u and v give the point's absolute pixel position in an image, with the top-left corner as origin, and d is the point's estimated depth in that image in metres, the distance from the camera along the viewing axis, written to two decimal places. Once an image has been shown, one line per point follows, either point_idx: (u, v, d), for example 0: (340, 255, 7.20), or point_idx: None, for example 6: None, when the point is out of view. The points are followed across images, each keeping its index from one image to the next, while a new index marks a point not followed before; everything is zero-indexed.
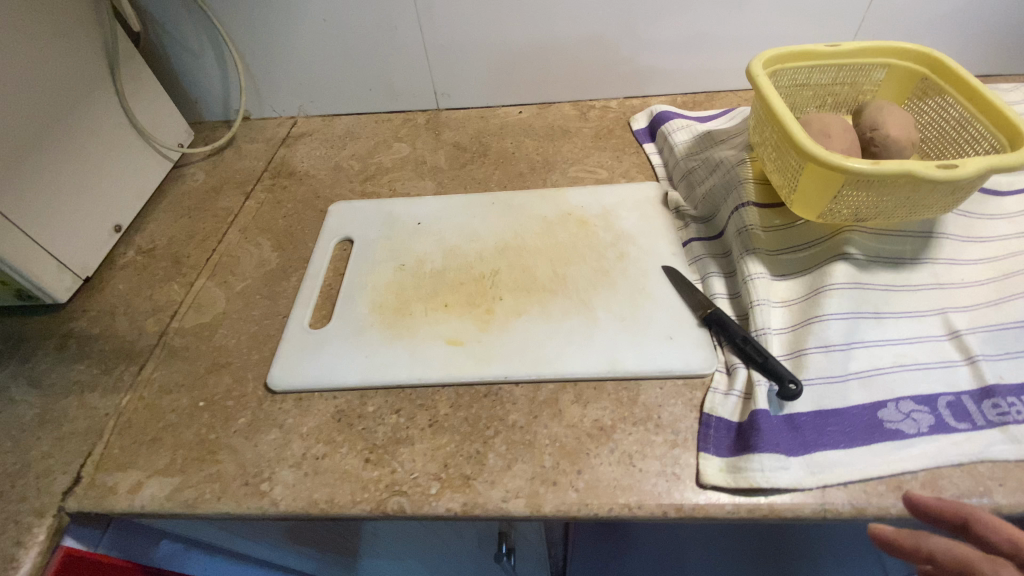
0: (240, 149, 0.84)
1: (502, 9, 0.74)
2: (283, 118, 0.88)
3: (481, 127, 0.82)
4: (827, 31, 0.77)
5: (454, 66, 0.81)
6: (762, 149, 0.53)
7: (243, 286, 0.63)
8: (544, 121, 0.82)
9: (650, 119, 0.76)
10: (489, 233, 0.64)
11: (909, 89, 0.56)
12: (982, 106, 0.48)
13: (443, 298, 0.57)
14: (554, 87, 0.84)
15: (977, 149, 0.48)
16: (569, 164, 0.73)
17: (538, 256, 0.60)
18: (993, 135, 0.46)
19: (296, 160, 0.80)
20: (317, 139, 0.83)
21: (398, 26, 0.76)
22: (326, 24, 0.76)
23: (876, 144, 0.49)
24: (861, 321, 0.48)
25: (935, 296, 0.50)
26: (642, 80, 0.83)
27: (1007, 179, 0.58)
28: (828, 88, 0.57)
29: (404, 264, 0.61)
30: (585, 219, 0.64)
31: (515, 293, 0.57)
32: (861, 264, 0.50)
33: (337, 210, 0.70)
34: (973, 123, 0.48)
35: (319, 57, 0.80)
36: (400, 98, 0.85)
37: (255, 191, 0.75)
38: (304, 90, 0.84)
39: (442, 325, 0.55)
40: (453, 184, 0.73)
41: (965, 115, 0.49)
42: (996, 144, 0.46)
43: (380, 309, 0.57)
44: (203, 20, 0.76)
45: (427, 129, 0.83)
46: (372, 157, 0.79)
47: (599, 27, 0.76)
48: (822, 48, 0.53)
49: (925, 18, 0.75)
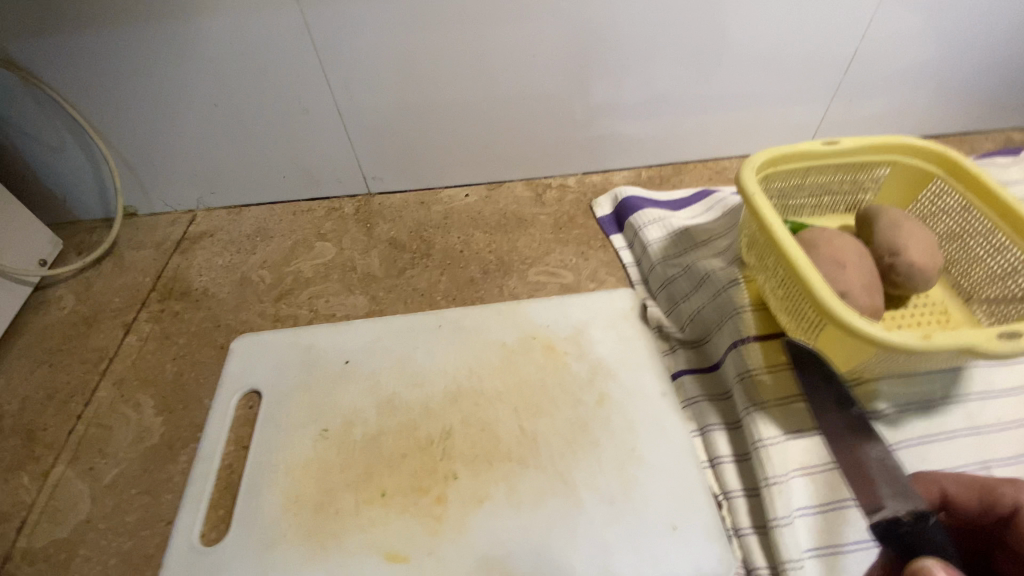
0: (122, 258, 0.67)
1: (434, 80, 0.63)
2: (177, 213, 0.72)
3: (421, 217, 0.69)
4: (798, 90, 0.69)
5: (383, 146, 0.68)
6: (761, 275, 0.44)
7: (117, 475, 0.49)
8: (495, 207, 0.70)
9: (615, 204, 0.67)
10: (436, 371, 0.51)
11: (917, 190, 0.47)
12: (1019, 229, 0.40)
13: (380, 481, 0.44)
14: (503, 164, 0.73)
15: (1012, 280, 0.41)
16: (527, 265, 0.62)
17: (499, 405, 0.49)
18: None
19: (192, 273, 0.64)
20: (218, 241, 0.68)
21: (307, 105, 0.63)
22: (219, 108, 0.62)
23: (898, 272, 0.41)
24: (896, 495, 0.39)
25: (976, 448, 0.42)
26: (601, 150, 0.73)
27: None
28: (826, 187, 0.49)
29: (327, 430, 0.48)
30: (552, 345, 0.53)
31: (472, 468, 0.45)
32: (890, 419, 0.42)
33: (240, 346, 0.54)
34: (1005, 248, 0.41)
35: (215, 144, 0.66)
36: (321, 184, 0.71)
37: (139, 321, 0.60)
38: (202, 180, 0.70)
39: (378, 529, 0.42)
40: (389, 299, 0.59)
41: (997, 234, 0.42)
42: None
43: (296, 507, 0.44)
44: (57, 110, 0.61)
45: (357, 220, 0.69)
46: (288, 264, 0.64)
47: (546, 95, 0.66)
48: (820, 147, 0.45)
49: (899, 77, 0.69)
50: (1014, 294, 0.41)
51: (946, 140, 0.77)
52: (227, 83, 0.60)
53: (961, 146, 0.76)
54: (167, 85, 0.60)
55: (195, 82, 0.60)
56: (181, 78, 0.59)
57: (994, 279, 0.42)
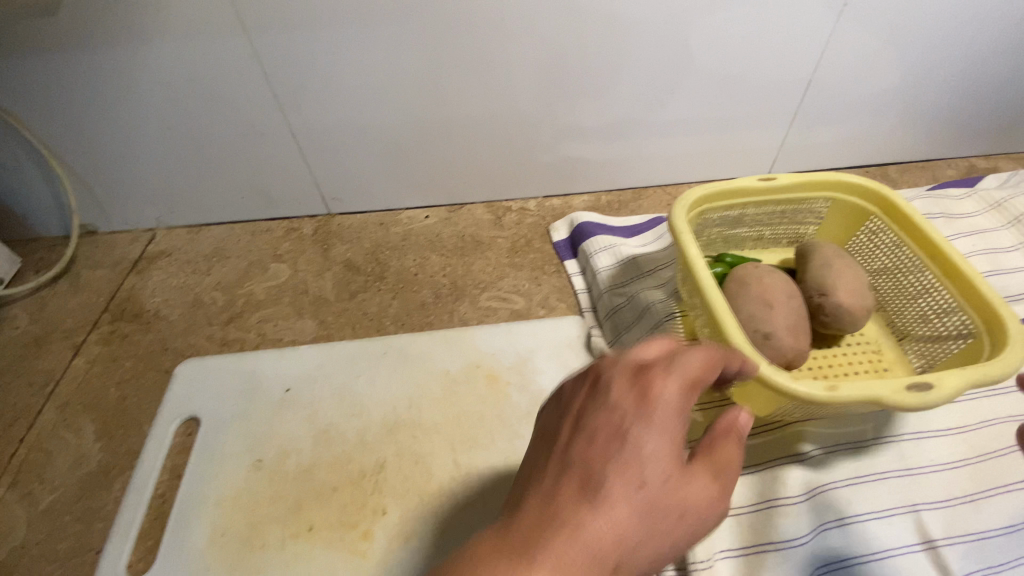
0: (79, 277, 0.67)
1: (391, 101, 0.62)
2: (137, 232, 0.72)
3: (379, 238, 0.69)
4: (762, 116, 0.69)
5: (341, 169, 0.68)
6: (693, 313, 0.44)
7: (52, 502, 0.48)
8: (453, 230, 0.70)
9: (571, 229, 0.67)
10: (376, 401, 0.51)
11: (855, 226, 0.47)
12: (946, 270, 0.40)
13: (308, 514, 0.44)
14: (463, 186, 0.73)
15: (941, 321, 0.41)
16: (479, 290, 0.62)
17: (435, 437, 0.48)
18: (963, 310, 0.39)
19: (146, 294, 0.64)
20: (175, 261, 0.68)
21: (261, 128, 0.63)
22: (173, 130, 0.62)
23: (825, 311, 0.41)
24: (819, 536, 0.39)
25: (906, 490, 0.41)
26: (563, 173, 0.73)
27: None
28: (766, 221, 0.49)
29: (261, 460, 0.48)
30: (495, 375, 0.53)
31: (402, 502, 0.45)
32: (817, 461, 0.42)
33: (184, 371, 0.54)
34: (934, 289, 0.41)
35: (172, 164, 0.66)
36: (281, 205, 0.71)
37: (88, 343, 0.60)
38: (161, 200, 0.70)
39: (302, 564, 0.42)
40: (337, 323, 0.59)
41: (926, 273, 0.42)
42: (967, 322, 0.38)
43: (223, 539, 0.44)
44: (10, 131, 0.60)
45: (314, 241, 0.69)
46: (241, 286, 0.64)
47: (504, 118, 0.66)
48: (755, 184, 0.45)
49: (863, 105, 0.68)
50: (943, 335, 0.41)
51: (910, 166, 0.77)
52: (179, 106, 0.60)
53: (924, 173, 0.76)
54: (119, 107, 0.59)
55: (148, 105, 0.60)
56: (133, 100, 0.59)
57: (923, 319, 0.42)
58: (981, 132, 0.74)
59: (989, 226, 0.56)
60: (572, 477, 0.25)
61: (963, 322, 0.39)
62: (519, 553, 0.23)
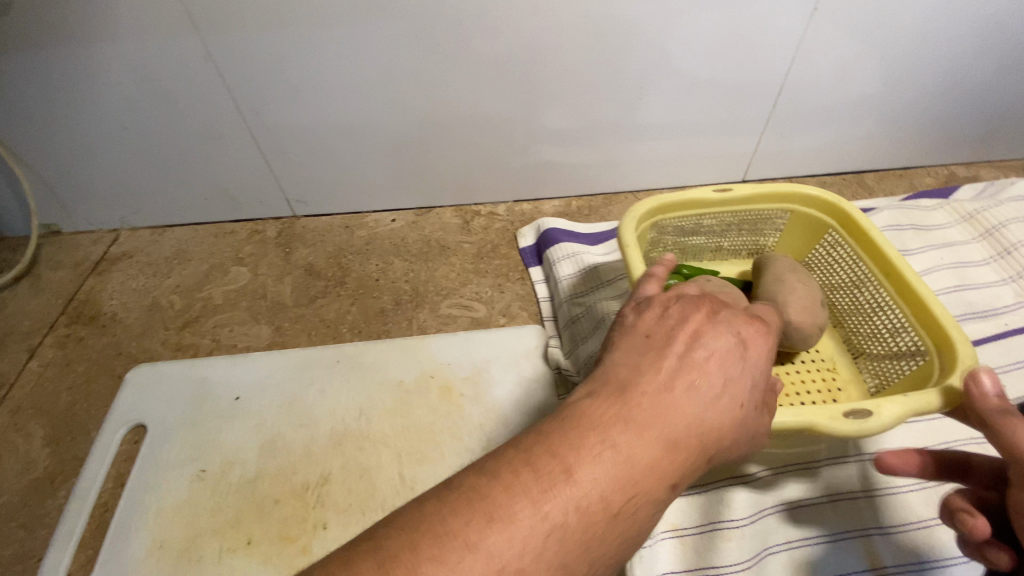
0: (39, 278, 0.67)
1: (404, 101, 0.61)
2: (101, 232, 0.71)
3: (343, 242, 0.68)
4: (736, 122, 0.67)
5: (306, 172, 0.67)
6: None
7: None
8: (420, 234, 0.69)
9: (537, 235, 0.65)
10: (326, 412, 0.50)
11: (815, 238, 0.46)
12: (900, 287, 0.39)
13: (248, 527, 0.44)
14: (431, 190, 0.72)
15: (896, 339, 0.40)
16: (441, 296, 0.61)
17: (383, 449, 0.48)
18: (914, 329, 0.38)
19: (104, 296, 0.64)
20: (137, 263, 0.67)
21: (221, 130, 0.62)
22: (130, 131, 0.61)
23: (776, 328, 0.40)
24: (762, 562, 0.38)
25: (858, 514, 0.40)
26: (534, 178, 0.72)
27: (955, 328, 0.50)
28: (724, 232, 0.48)
29: (205, 471, 0.47)
30: (448, 385, 0.51)
31: (344, 517, 0.44)
32: (765, 483, 0.41)
33: (135, 376, 0.53)
34: (888, 306, 0.40)
35: (132, 165, 0.65)
36: (245, 207, 0.70)
37: (43, 346, 0.59)
38: (124, 200, 0.69)
39: None
40: (294, 330, 0.58)
41: (881, 290, 0.41)
42: (918, 342, 0.37)
43: (160, 552, 0.43)
44: None
45: (277, 244, 0.68)
46: (199, 289, 0.63)
47: (472, 122, 0.64)
48: (709, 196, 0.44)
49: (839, 111, 0.67)
50: (897, 353, 0.40)
51: (887, 173, 0.76)
52: (136, 107, 0.59)
53: (901, 180, 0.75)
54: (72, 108, 0.58)
55: (103, 105, 0.58)
56: (87, 101, 0.57)
57: (878, 336, 0.42)
58: (961, 140, 0.73)
59: (959, 239, 0.56)
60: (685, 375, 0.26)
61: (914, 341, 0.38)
62: (639, 425, 0.24)
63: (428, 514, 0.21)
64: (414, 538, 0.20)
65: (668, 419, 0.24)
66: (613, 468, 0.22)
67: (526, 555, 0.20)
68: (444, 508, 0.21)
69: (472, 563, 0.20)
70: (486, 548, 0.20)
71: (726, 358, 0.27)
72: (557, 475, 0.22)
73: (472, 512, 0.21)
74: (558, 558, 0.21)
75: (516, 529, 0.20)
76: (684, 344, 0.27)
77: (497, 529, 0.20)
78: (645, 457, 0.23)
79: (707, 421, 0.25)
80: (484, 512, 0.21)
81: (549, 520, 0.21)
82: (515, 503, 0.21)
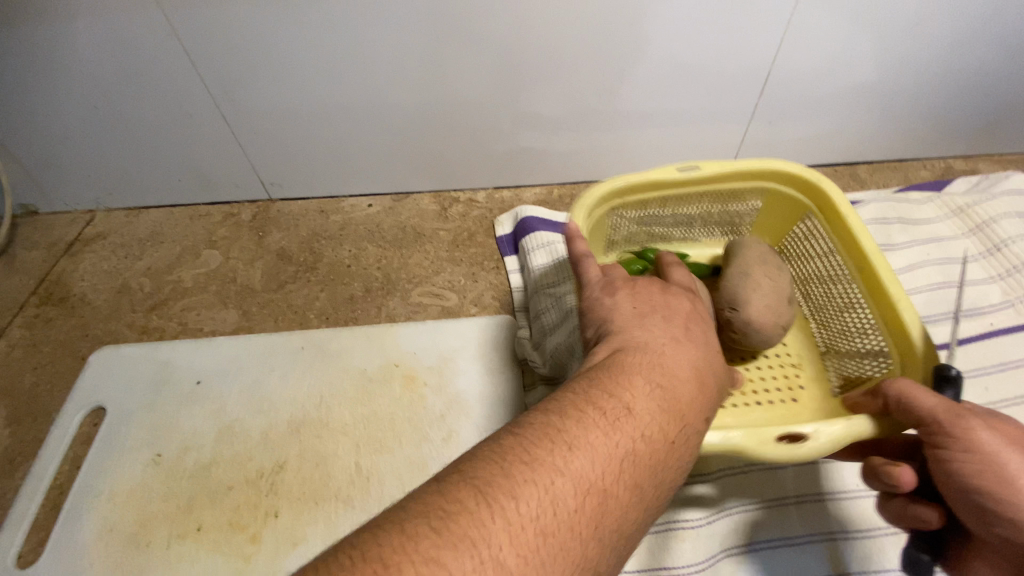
0: (13, 258, 0.66)
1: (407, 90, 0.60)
2: (77, 213, 0.71)
3: (317, 227, 0.67)
4: (724, 110, 0.65)
5: (281, 155, 0.66)
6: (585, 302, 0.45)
7: None
8: (396, 220, 0.68)
9: (514, 223, 0.64)
10: (286, 398, 0.49)
11: (790, 219, 0.47)
12: (867, 280, 0.40)
13: (198, 514, 0.43)
14: (410, 175, 0.70)
15: (858, 327, 0.41)
16: (413, 284, 0.60)
17: (341, 438, 0.47)
18: (879, 321, 0.39)
19: (76, 278, 0.63)
20: (110, 245, 0.66)
21: (191, 111, 0.60)
22: (99, 110, 0.60)
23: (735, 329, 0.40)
24: (717, 564, 0.39)
25: (814, 517, 0.41)
26: (516, 164, 0.70)
27: (937, 328, 0.48)
28: (694, 211, 0.48)
29: (160, 456, 0.46)
30: (413, 375, 0.50)
31: (296, 506, 0.43)
32: (721, 486, 0.42)
33: (98, 359, 0.52)
34: (855, 296, 0.41)
35: (104, 144, 0.64)
36: (220, 189, 0.69)
37: (11, 326, 0.59)
38: (99, 181, 0.68)
39: (183, 566, 0.41)
40: (261, 315, 0.58)
41: (850, 280, 0.42)
42: (881, 334, 0.39)
43: (110, 536, 0.42)
44: None
45: (251, 228, 0.67)
46: (170, 272, 0.62)
47: (450, 111, 0.63)
48: (677, 176, 0.43)
49: (833, 99, 0.64)
50: (860, 340, 0.42)
51: (881, 166, 0.73)
52: (103, 87, 0.57)
53: (894, 173, 0.72)
54: (37, 89, 0.57)
55: (69, 84, 0.57)
56: (51, 81, 0.56)
57: (845, 323, 0.43)
58: (960, 133, 0.70)
59: (948, 234, 0.54)
60: (676, 325, 0.30)
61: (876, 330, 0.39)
62: (670, 367, 0.27)
63: (510, 450, 0.22)
64: (500, 467, 0.21)
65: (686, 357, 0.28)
66: (662, 402, 0.25)
67: (608, 474, 0.22)
68: (523, 442, 0.22)
69: (563, 485, 0.21)
70: (575, 478, 0.21)
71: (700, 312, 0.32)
72: (618, 410, 0.24)
73: (552, 443, 0.22)
74: (633, 479, 0.23)
75: (593, 451, 0.22)
76: (667, 316, 0.30)
77: (579, 454, 0.22)
78: (682, 393, 0.26)
79: (715, 368, 0.29)
80: (563, 442, 0.22)
81: (620, 446, 0.23)
82: (590, 434, 0.23)
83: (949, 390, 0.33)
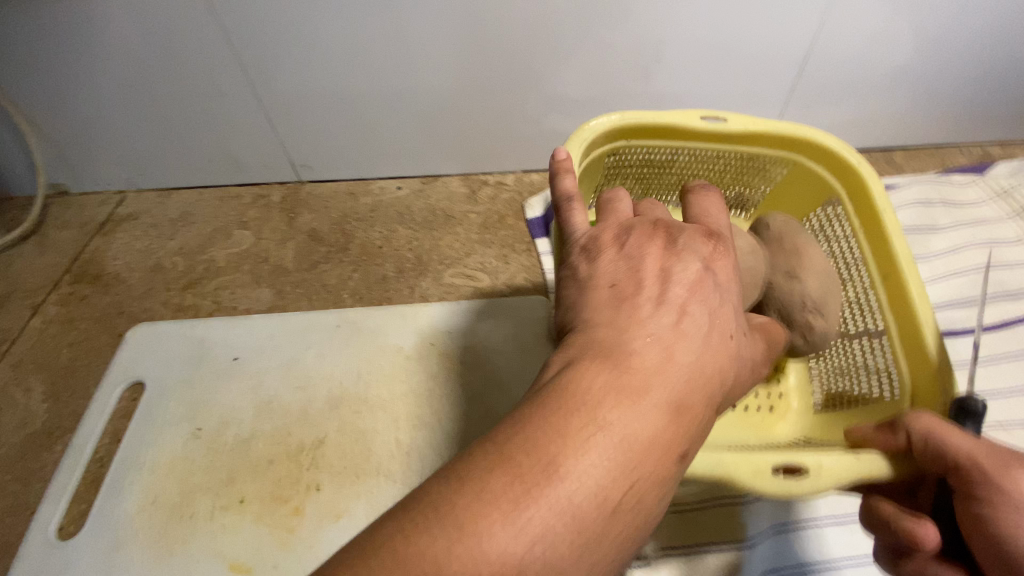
0: (45, 237, 0.66)
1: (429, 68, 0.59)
2: (107, 194, 0.71)
3: (348, 209, 0.67)
4: (760, 92, 0.64)
5: (312, 137, 0.66)
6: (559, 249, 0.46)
7: None
8: (425, 203, 0.68)
9: (546, 206, 0.64)
10: (324, 375, 0.49)
11: (814, 197, 0.48)
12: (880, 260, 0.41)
13: (241, 486, 0.43)
14: (440, 158, 0.70)
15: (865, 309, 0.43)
16: (445, 265, 0.60)
17: (380, 413, 0.47)
18: (885, 303, 0.40)
19: (108, 257, 0.63)
20: (141, 226, 0.67)
21: (225, 91, 0.60)
22: (133, 89, 0.60)
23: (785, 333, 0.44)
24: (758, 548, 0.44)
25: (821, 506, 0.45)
26: (546, 147, 0.70)
27: (980, 313, 0.48)
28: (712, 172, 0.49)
29: (200, 430, 0.46)
30: (450, 353, 0.50)
31: (337, 480, 0.43)
32: None
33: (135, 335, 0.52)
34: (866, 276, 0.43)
35: (137, 124, 0.64)
36: (250, 171, 0.69)
37: (46, 304, 0.59)
38: (131, 162, 0.68)
39: (227, 537, 0.41)
40: (295, 294, 0.58)
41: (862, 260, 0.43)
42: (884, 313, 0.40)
43: (153, 507, 0.43)
44: None
45: (281, 210, 0.67)
46: (202, 252, 0.63)
47: (482, 93, 0.63)
48: (701, 127, 0.44)
49: (873, 80, 0.63)
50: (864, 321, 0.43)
51: (918, 151, 0.72)
52: (139, 66, 0.57)
53: (931, 159, 0.71)
54: (73, 68, 0.57)
55: (105, 62, 0.57)
56: (87, 60, 0.56)
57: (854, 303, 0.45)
58: (999, 119, 0.69)
59: (993, 217, 0.53)
60: (654, 323, 0.25)
61: (886, 321, 0.40)
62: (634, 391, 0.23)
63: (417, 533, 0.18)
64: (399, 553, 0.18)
65: (665, 370, 0.24)
66: (618, 440, 0.21)
67: (541, 543, 0.19)
68: (436, 519, 0.19)
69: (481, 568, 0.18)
70: (497, 552, 0.18)
71: (693, 287, 0.27)
72: (563, 456, 0.20)
73: (472, 515, 0.19)
74: (575, 545, 0.20)
75: (525, 517, 0.19)
76: (659, 295, 0.27)
77: (504, 527, 0.19)
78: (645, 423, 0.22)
79: (694, 373, 0.25)
80: (487, 512, 0.19)
81: (563, 505, 0.20)
82: (519, 500, 0.19)
83: (971, 425, 0.31)
